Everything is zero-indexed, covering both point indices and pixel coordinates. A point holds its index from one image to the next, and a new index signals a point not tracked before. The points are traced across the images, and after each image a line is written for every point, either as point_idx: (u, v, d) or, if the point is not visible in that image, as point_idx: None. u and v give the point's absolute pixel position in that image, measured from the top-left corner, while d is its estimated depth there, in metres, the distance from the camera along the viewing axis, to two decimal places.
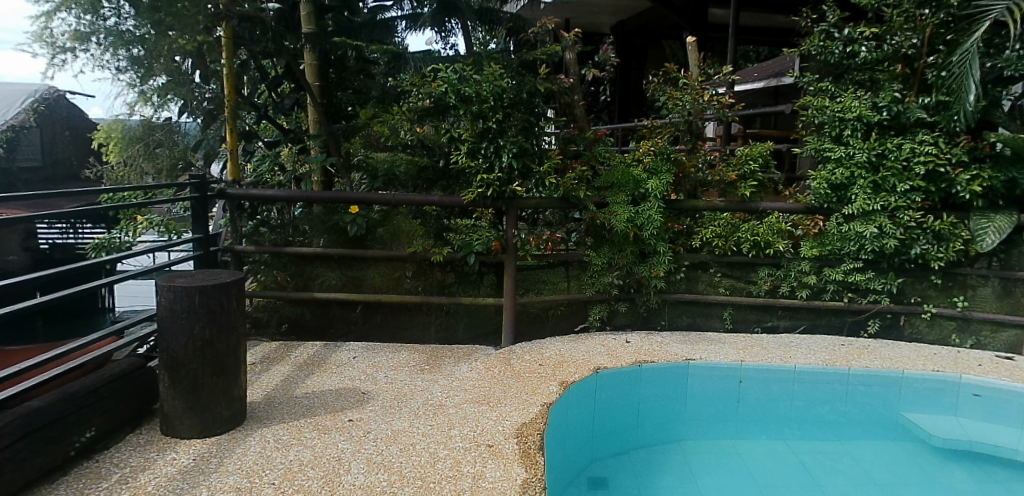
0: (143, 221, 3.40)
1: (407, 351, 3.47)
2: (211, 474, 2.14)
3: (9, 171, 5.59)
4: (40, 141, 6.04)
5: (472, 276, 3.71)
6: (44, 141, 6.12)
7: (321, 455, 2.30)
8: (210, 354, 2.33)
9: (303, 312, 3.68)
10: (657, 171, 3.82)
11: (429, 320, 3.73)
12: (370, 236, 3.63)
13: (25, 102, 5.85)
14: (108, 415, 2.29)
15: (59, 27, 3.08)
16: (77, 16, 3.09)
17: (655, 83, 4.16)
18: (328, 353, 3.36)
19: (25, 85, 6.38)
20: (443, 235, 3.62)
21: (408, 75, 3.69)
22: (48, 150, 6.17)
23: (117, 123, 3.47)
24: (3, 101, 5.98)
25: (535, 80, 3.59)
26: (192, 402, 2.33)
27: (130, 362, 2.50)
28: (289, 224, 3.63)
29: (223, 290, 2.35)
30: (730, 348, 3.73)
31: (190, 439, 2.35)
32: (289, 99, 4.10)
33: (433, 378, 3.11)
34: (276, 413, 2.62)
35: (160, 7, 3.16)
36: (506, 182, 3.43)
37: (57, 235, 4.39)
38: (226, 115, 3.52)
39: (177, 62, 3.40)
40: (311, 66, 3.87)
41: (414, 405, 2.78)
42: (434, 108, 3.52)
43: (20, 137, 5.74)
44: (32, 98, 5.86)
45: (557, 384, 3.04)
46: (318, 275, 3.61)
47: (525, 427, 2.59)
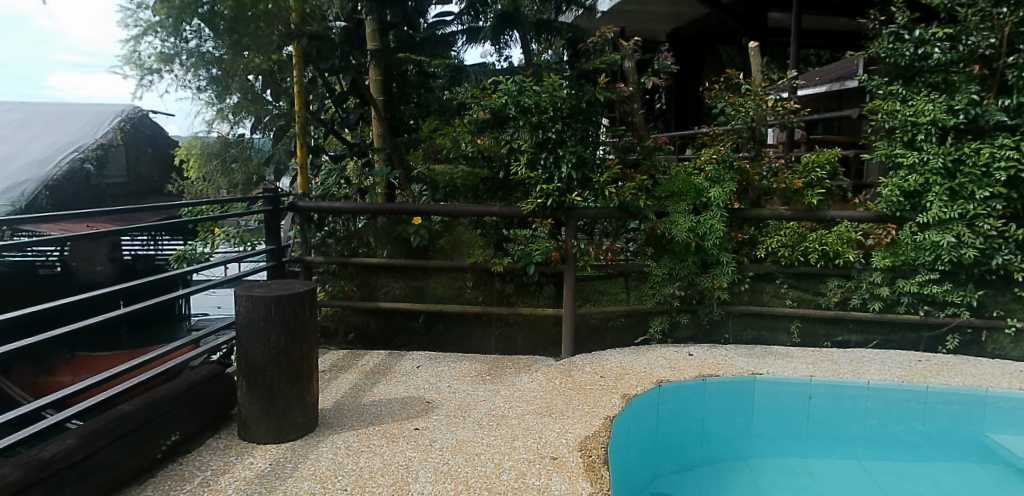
0: (220, 233, 3.51)
1: (469, 361, 3.48)
2: (287, 479, 2.19)
3: (97, 187, 6.04)
4: (125, 159, 6.55)
5: (532, 286, 3.69)
6: (129, 159, 6.65)
7: (389, 463, 2.33)
8: (286, 361, 2.40)
9: (368, 322, 3.75)
10: (720, 179, 3.74)
11: (490, 331, 3.74)
12: (432, 247, 3.70)
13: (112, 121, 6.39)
14: (191, 420, 2.38)
15: (146, 50, 3.24)
16: (162, 38, 3.21)
17: (716, 90, 4.10)
18: (393, 362, 3.41)
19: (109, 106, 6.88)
20: (503, 246, 3.62)
21: (467, 88, 3.74)
22: (131, 167, 6.70)
23: (197, 140, 3.65)
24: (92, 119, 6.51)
25: (595, 89, 3.56)
26: (267, 407, 2.40)
27: (210, 368, 2.59)
28: (355, 236, 3.72)
29: (297, 299, 2.42)
30: (798, 362, 3.59)
31: (266, 444, 2.42)
32: (354, 114, 4.16)
33: (495, 388, 3.12)
34: (345, 420, 2.67)
35: (235, 30, 3.22)
36: (566, 192, 3.41)
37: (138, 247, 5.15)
38: (296, 130, 3.65)
39: (250, 80, 3.56)
40: (374, 81, 3.98)
41: (478, 415, 2.79)
42: (494, 120, 3.55)
43: (109, 154, 6.24)
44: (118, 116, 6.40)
45: (620, 397, 3.00)
46: (382, 285, 3.70)
47: (589, 440, 2.56)
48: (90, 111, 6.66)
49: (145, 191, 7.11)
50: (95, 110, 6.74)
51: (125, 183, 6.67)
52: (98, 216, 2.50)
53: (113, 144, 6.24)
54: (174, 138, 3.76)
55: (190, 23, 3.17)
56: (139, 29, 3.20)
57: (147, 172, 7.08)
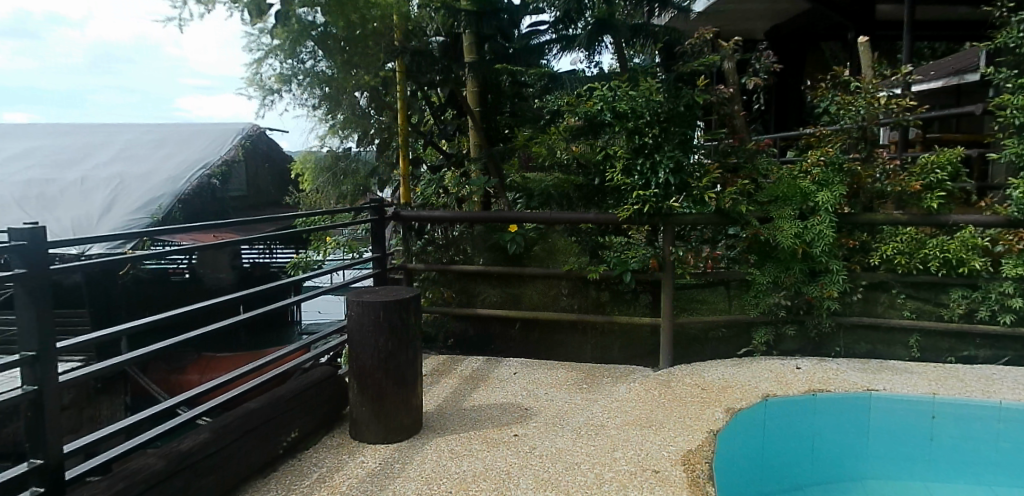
0: (331, 242, 3.72)
1: (565, 369, 3.47)
2: (396, 478, 2.26)
3: (221, 199, 6.78)
4: (246, 174, 7.39)
5: (628, 295, 3.59)
6: (250, 174, 7.48)
7: (491, 468, 2.35)
8: (393, 365, 2.48)
9: (466, 328, 3.82)
10: (827, 183, 3.51)
11: (585, 339, 3.70)
12: (527, 255, 3.70)
13: (235, 139, 7.19)
14: (308, 419, 2.52)
15: (267, 71, 3.49)
16: (281, 61, 3.47)
17: (823, 89, 3.88)
18: (491, 368, 3.45)
19: (230, 125, 7.64)
20: (599, 253, 3.56)
21: (562, 96, 3.74)
22: (251, 181, 7.53)
23: (310, 154, 3.96)
24: (217, 137, 7.29)
25: (693, 92, 3.48)
26: (376, 409, 2.50)
27: (324, 370, 2.73)
28: (452, 244, 3.78)
29: (404, 305, 2.51)
30: (918, 379, 3.32)
31: (376, 444, 2.52)
32: (452, 126, 4.27)
33: (592, 397, 3.08)
34: (448, 423, 2.73)
35: (346, 49, 3.42)
36: (663, 198, 3.31)
37: (256, 258, 6.62)
38: (399, 143, 3.79)
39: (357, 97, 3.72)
40: (471, 93, 4.05)
41: (576, 424, 2.76)
42: (589, 127, 3.51)
43: (233, 169, 7.03)
44: (240, 135, 7.22)
45: (723, 411, 2.89)
46: (480, 292, 3.76)
47: (692, 454, 2.47)
48: (216, 131, 7.44)
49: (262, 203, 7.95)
50: (220, 129, 7.52)
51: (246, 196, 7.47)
52: (223, 227, 2.68)
53: (235, 160, 7.00)
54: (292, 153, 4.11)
55: (306, 46, 3.42)
56: (260, 53, 3.45)
57: (264, 185, 7.89)
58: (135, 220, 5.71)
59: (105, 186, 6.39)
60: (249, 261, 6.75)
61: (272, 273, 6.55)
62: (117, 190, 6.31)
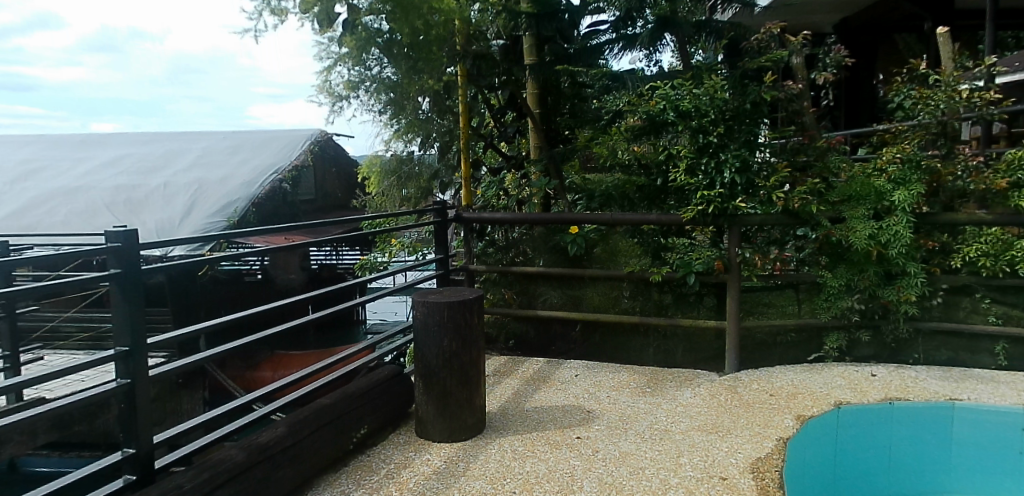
0: (396, 244, 3.80)
1: (627, 372, 3.43)
2: (461, 477, 2.29)
3: (291, 203, 7.21)
4: (314, 179, 7.91)
5: (692, 297, 3.50)
6: (317, 178, 8.02)
7: (554, 470, 2.35)
8: (457, 364, 2.52)
9: (527, 329, 3.83)
10: (905, 181, 3.32)
11: (647, 342, 3.64)
12: (588, 256, 3.67)
13: (303, 145, 7.59)
14: (376, 415, 2.59)
15: (336, 78, 3.59)
16: (350, 68, 3.54)
17: (899, 83, 3.74)
18: (552, 370, 3.44)
19: (297, 132, 8.00)
20: (661, 254, 3.48)
21: (624, 95, 3.70)
22: (319, 185, 8.04)
23: (377, 158, 4.03)
24: (286, 143, 7.69)
25: (759, 88, 3.39)
26: (441, 407, 2.54)
27: (391, 369, 2.79)
28: (513, 246, 3.79)
29: (468, 305, 2.53)
30: (1007, 389, 3.11)
31: (441, 442, 2.56)
32: (512, 128, 4.34)
33: (656, 401, 3.03)
34: (511, 424, 2.74)
35: (412, 57, 3.45)
36: (729, 198, 3.21)
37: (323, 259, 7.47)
38: (461, 146, 3.84)
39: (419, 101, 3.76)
40: (531, 94, 4.06)
41: (640, 428, 2.72)
42: (650, 127, 3.47)
43: (302, 174, 7.47)
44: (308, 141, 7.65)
45: (793, 418, 2.79)
46: (540, 293, 3.76)
47: (761, 461, 2.40)
48: (286, 138, 7.83)
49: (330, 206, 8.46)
50: (290, 136, 7.89)
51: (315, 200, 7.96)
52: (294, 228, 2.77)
53: (304, 166, 7.46)
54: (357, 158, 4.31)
55: (373, 53, 3.45)
56: (330, 61, 3.54)
57: (331, 189, 8.38)
58: (213, 223, 6.06)
59: (186, 191, 6.81)
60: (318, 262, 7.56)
61: (338, 273, 7.26)
62: (196, 195, 6.70)
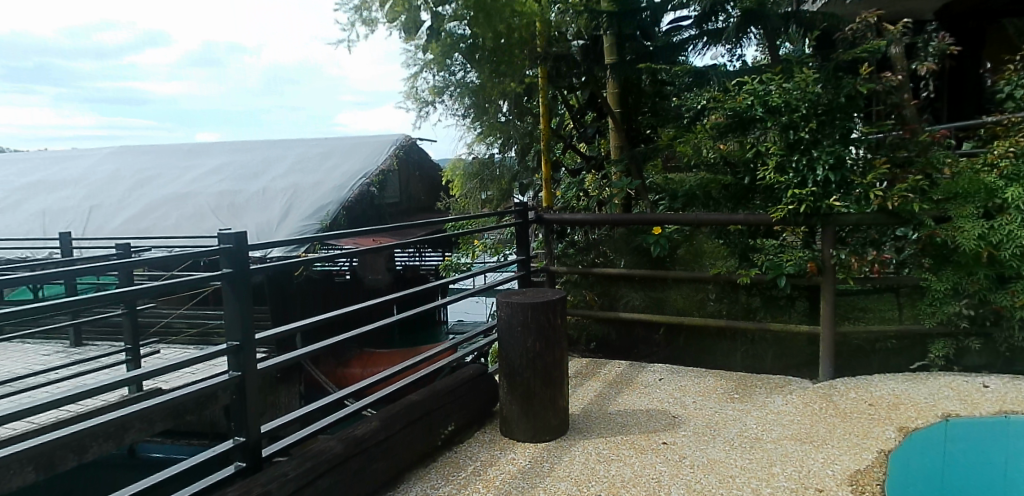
0: (479, 246, 3.88)
1: (714, 377, 3.34)
2: (546, 477, 2.29)
3: (378, 207, 7.55)
4: (400, 183, 8.45)
5: (782, 300, 3.36)
6: (402, 184, 8.57)
7: (641, 474, 2.31)
8: (541, 365, 2.52)
9: (608, 332, 3.78)
10: (1018, 177, 3.07)
11: (734, 347, 3.52)
12: (671, 257, 3.61)
13: (389, 149, 7.90)
14: (462, 414, 2.64)
15: (423, 84, 3.72)
16: (437, 75, 3.78)
17: (1012, 71, 3.46)
18: (635, 373, 3.40)
19: (383, 137, 8.31)
20: (749, 256, 3.36)
21: (709, 91, 3.60)
22: (403, 190, 8.55)
23: (460, 162, 4.29)
24: (373, 148, 8.01)
25: (855, 81, 3.23)
26: (526, 407, 2.55)
27: (475, 368, 2.84)
28: (593, 247, 3.77)
29: (551, 306, 2.53)
30: None
31: (525, 442, 2.57)
32: (592, 128, 4.34)
33: (745, 408, 2.93)
34: (594, 426, 2.72)
35: (494, 61, 3.53)
36: (823, 197, 3.04)
37: (405, 261, 7.98)
38: (542, 147, 3.86)
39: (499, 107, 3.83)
40: (611, 94, 4.07)
41: (729, 435, 2.64)
42: (737, 123, 3.36)
43: (388, 178, 7.82)
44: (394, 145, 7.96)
45: (895, 429, 2.63)
46: (623, 295, 3.72)
47: (861, 474, 2.27)
48: (372, 144, 8.16)
49: (413, 208, 8.99)
50: (376, 142, 8.22)
51: (401, 204, 8.51)
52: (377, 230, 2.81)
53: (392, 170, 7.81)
54: (440, 162, 4.44)
55: (455, 58, 3.63)
56: (416, 67, 3.68)
57: (416, 193, 8.94)
58: (309, 225, 6.43)
59: (282, 196, 7.22)
60: (400, 262, 8.08)
61: (422, 276, 7.78)
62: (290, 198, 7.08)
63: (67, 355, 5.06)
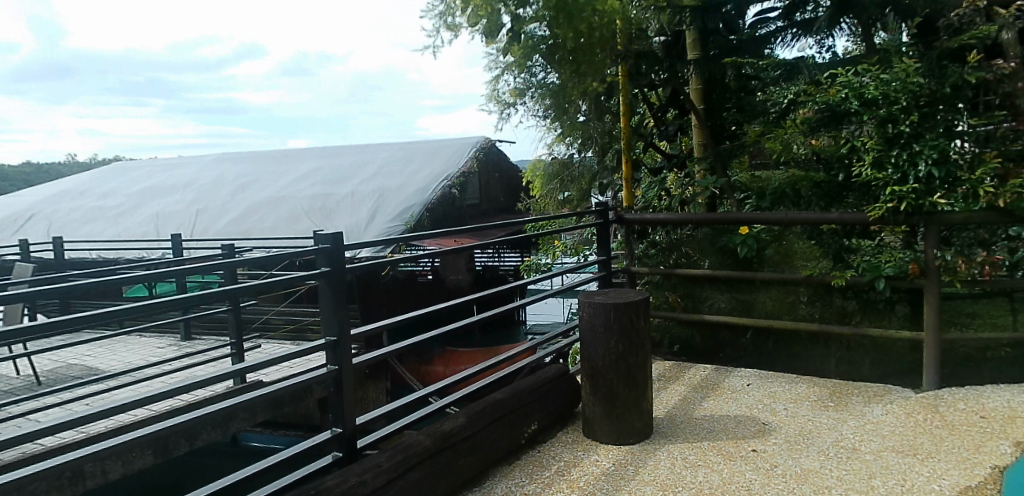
0: (560, 246, 3.90)
1: (806, 384, 3.20)
2: (631, 481, 2.26)
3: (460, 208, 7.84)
4: (480, 185, 8.68)
5: (880, 304, 3.18)
6: (483, 186, 8.78)
7: (729, 482, 2.23)
8: (624, 367, 2.49)
9: (693, 335, 3.69)
10: None
11: (828, 352, 3.35)
12: (759, 258, 3.47)
13: (470, 152, 8.07)
14: (545, 413, 2.65)
15: (504, 87, 3.92)
16: (519, 77, 3.86)
17: None
18: (722, 377, 3.32)
19: (463, 139, 8.48)
20: (844, 256, 3.19)
21: (799, 85, 3.47)
22: (483, 191, 8.76)
23: (540, 162, 4.47)
24: (453, 151, 8.19)
25: (961, 69, 3.04)
26: (609, 409, 2.53)
27: (557, 368, 2.84)
28: (676, 247, 3.70)
29: (634, 307, 2.50)
30: None
31: (608, 444, 2.55)
32: (674, 126, 4.26)
33: (841, 417, 2.78)
34: (680, 431, 2.66)
35: (575, 60, 3.51)
36: (925, 194, 2.83)
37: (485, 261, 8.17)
38: (623, 146, 3.85)
39: (581, 119, 3.93)
40: (694, 90, 3.98)
41: (824, 445, 2.51)
42: (831, 117, 3.21)
43: (469, 179, 8.00)
44: (474, 147, 8.12)
45: (1011, 445, 2.43)
46: (707, 297, 3.62)
47: (973, 491, 2.11)
48: (452, 147, 8.35)
49: (492, 209, 9.13)
50: (457, 145, 8.40)
51: (479, 204, 8.66)
52: (455, 233, 2.82)
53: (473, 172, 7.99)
54: (521, 163, 4.52)
55: (534, 59, 3.67)
56: (498, 71, 3.95)
57: (496, 194, 9.14)
58: (396, 226, 6.67)
59: (371, 198, 7.48)
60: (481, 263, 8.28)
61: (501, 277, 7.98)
62: (378, 200, 7.35)
63: (177, 348, 5.47)
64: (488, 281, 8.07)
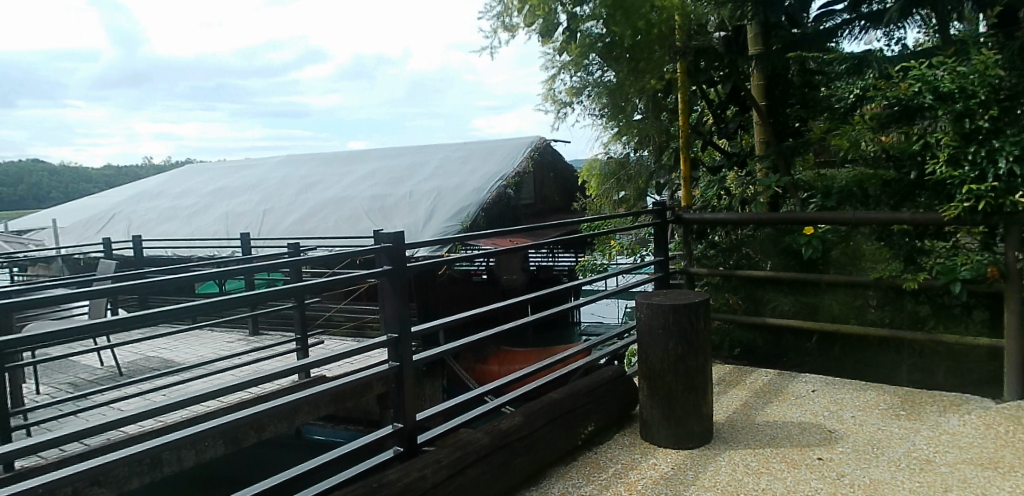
0: (616, 247, 3.87)
1: (875, 391, 3.07)
2: (690, 485, 2.21)
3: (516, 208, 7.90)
4: (535, 185, 8.70)
5: (956, 309, 3.01)
6: (538, 185, 8.80)
7: (794, 490, 2.16)
8: (683, 369, 2.44)
9: (755, 338, 3.60)
10: None
11: (898, 358, 3.21)
12: (825, 260, 3.33)
13: (523, 151, 8.08)
14: (601, 415, 2.64)
15: (563, 86, 3.93)
16: (576, 76, 3.83)
17: None
18: (785, 382, 3.22)
19: (517, 140, 8.52)
20: (916, 259, 3.05)
21: (868, 77, 3.29)
22: (538, 191, 8.77)
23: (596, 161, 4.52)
24: (508, 151, 8.23)
25: None
26: (667, 412, 2.49)
27: (613, 370, 2.81)
28: (737, 248, 3.61)
29: (694, 308, 2.45)
30: None
31: (666, 448, 2.51)
32: (733, 124, 4.17)
33: (914, 426, 2.66)
34: (741, 437, 2.60)
35: (632, 57, 3.47)
36: (1007, 192, 2.66)
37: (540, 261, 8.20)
38: (681, 145, 3.78)
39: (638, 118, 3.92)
40: (756, 86, 3.87)
41: (895, 455, 2.40)
42: (903, 113, 3.05)
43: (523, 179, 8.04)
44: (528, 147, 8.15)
45: None
46: (770, 299, 3.52)
47: None
48: (506, 147, 8.39)
49: (547, 208, 9.13)
50: (511, 145, 8.44)
51: (533, 203, 8.64)
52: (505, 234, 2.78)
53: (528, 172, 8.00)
54: (577, 162, 4.52)
55: (590, 58, 3.66)
56: (555, 71, 3.98)
57: (550, 194, 9.15)
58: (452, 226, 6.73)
59: (427, 198, 7.59)
60: (535, 263, 8.31)
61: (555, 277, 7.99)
62: (435, 200, 7.45)
63: (245, 343, 5.69)
64: (540, 282, 8.04)
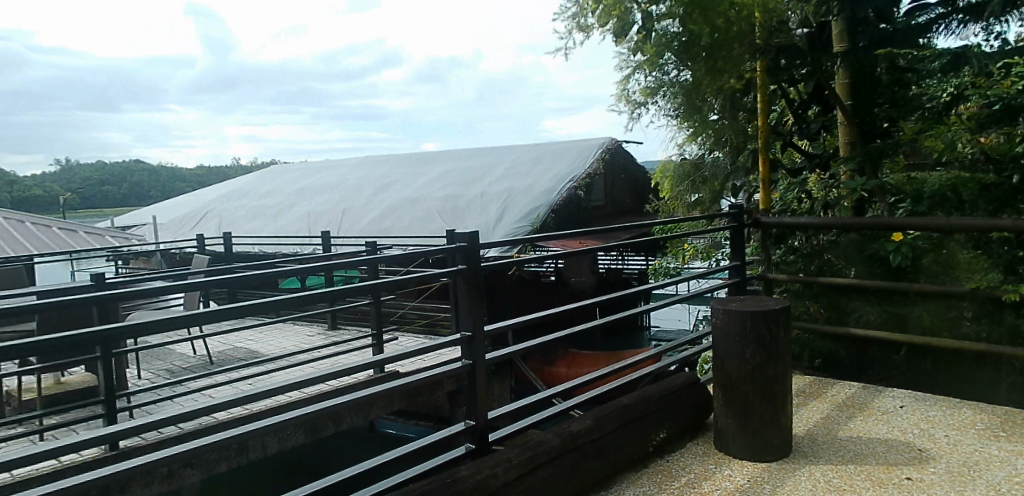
0: (690, 250, 3.81)
1: (971, 410, 2.88)
2: None
3: (585, 210, 7.83)
4: (604, 186, 8.64)
5: None
6: (607, 186, 8.73)
7: None
8: (761, 379, 2.36)
9: (838, 349, 3.43)
10: None
11: (998, 375, 2.99)
12: (914, 267, 3.15)
13: (592, 152, 8.02)
14: (674, 421, 2.59)
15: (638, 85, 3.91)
16: (651, 76, 3.86)
17: None
18: (871, 397, 3.07)
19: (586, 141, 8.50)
20: (1019, 269, 2.84)
21: (964, 75, 3.18)
22: (608, 192, 8.69)
23: (671, 163, 4.48)
24: (577, 152, 8.21)
25: None
26: (744, 423, 2.41)
27: (685, 377, 2.74)
28: (819, 254, 3.48)
29: (773, 316, 2.36)
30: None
31: (742, 459, 2.43)
32: (815, 125, 3.99)
33: (1015, 449, 2.47)
34: (822, 452, 2.49)
35: (710, 56, 3.39)
36: None
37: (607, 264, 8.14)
38: (759, 146, 3.67)
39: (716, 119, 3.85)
40: (842, 84, 3.70)
41: (993, 479, 2.24)
42: (1006, 113, 2.90)
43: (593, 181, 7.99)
44: (597, 148, 8.10)
45: None
46: (855, 309, 3.38)
47: None
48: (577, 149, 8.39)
49: (617, 210, 9.03)
50: (581, 147, 8.43)
51: (602, 205, 8.58)
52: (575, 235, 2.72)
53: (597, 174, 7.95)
54: (650, 163, 4.51)
55: (665, 58, 3.61)
56: (633, 67, 3.88)
57: (620, 195, 9.06)
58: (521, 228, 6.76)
59: (498, 200, 7.66)
60: (603, 266, 8.24)
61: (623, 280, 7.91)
62: (506, 202, 7.49)
63: (323, 337, 5.93)
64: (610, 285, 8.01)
